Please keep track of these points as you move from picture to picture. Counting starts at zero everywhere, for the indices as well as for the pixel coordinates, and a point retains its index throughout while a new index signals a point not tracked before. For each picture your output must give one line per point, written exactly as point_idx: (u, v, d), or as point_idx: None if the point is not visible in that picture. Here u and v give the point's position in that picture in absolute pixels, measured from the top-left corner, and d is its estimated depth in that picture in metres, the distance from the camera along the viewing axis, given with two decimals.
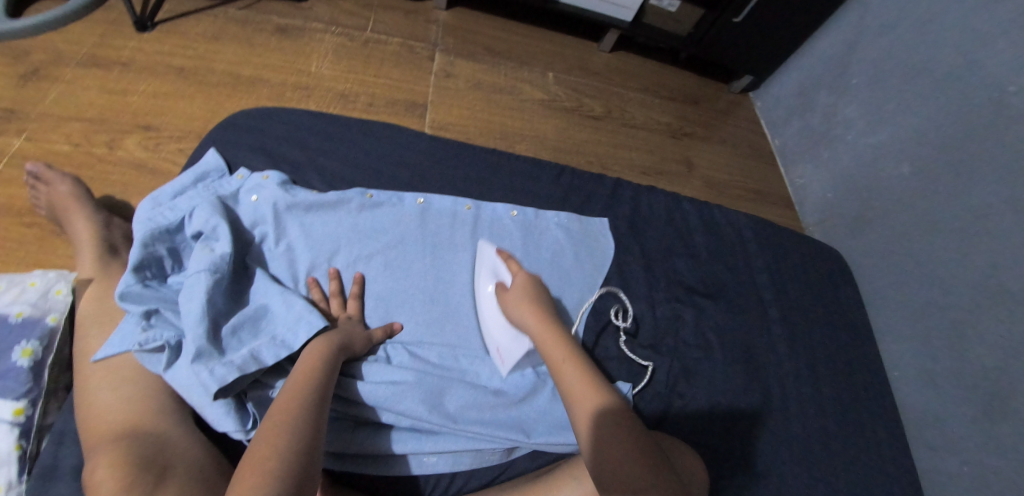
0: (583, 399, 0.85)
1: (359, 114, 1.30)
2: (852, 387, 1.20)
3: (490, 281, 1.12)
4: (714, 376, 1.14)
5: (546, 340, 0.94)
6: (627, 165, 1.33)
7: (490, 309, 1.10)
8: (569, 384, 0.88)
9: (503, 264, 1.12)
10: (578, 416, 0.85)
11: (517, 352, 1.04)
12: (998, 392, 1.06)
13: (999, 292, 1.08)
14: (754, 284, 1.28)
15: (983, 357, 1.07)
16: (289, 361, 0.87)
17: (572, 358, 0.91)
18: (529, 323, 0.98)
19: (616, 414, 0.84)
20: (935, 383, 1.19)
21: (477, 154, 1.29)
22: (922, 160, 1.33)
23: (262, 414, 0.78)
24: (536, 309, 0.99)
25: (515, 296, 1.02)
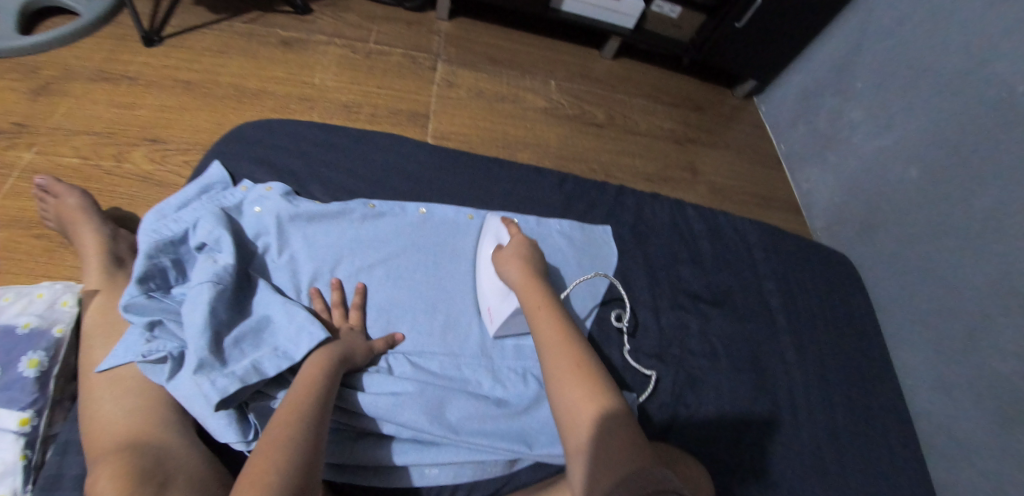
0: (557, 351, 0.59)
1: (217, 80, 0.97)
2: (872, 379, 0.87)
3: (492, 247, 0.78)
4: (711, 376, 0.82)
5: (525, 289, 0.67)
6: (545, 130, 1.12)
7: (488, 277, 0.76)
8: (547, 333, 0.61)
9: (505, 229, 0.77)
10: (551, 375, 0.59)
11: (499, 319, 0.73)
12: (948, 352, 0.84)
13: (976, 226, 0.83)
14: (743, 258, 0.94)
15: (939, 309, 0.87)
16: (110, 379, 0.61)
17: (549, 304, 0.64)
18: (513, 276, 0.69)
19: (586, 371, 0.58)
20: (928, 356, 0.87)
21: (359, 120, 0.99)
22: (817, 121, 1.20)
23: (58, 465, 0.59)
24: (519, 257, 0.71)
25: (506, 254, 0.72)
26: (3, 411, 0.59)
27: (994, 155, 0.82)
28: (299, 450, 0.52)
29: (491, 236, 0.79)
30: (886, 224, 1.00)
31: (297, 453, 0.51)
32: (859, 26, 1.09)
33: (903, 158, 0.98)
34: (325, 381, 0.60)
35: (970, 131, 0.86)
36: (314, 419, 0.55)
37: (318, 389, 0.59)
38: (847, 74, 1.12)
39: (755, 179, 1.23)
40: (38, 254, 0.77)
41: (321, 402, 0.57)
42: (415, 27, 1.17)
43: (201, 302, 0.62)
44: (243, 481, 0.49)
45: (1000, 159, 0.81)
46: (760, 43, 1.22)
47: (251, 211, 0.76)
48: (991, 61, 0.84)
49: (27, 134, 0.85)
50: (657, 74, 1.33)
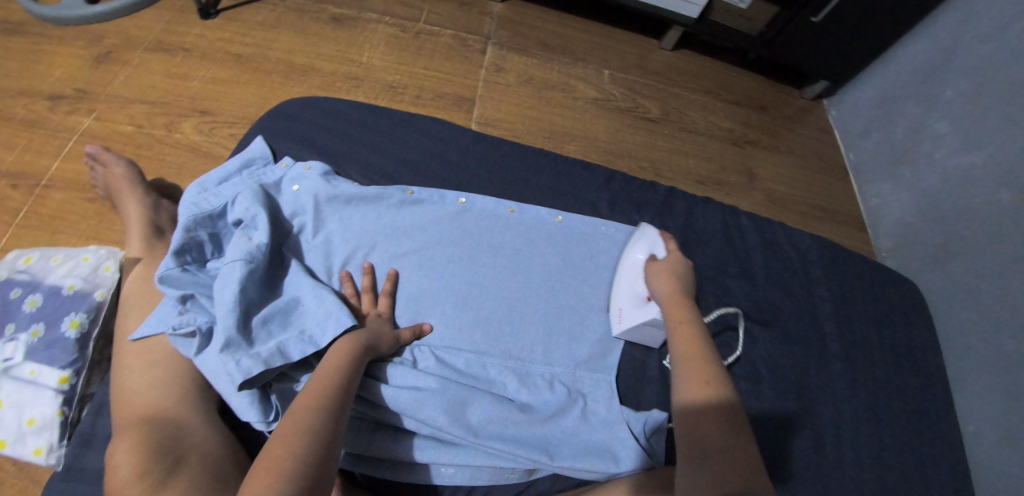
0: (689, 367, 0.58)
1: (268, 54, 0.97)
2: (931, 420, 0.80)
3: (638, 254, 0.75)
4: (748, 399, 0.77)
5: (670, 304, 0.66)
6: (594, 123, 1.07)
7: (630, 279, 0.75)
8: (684, 349, 0.60)
9: (662, 241, 0.74)
10: (680, 389, 0.57)
11: (629, 322, 0.73)
12: (1020, 399, 0.76)
13: None
14: (796, 275, 0.88)
15: (1013, 351, 0.78)
16: (141, 350, 0.62)
17: (692, 321, 0.63)
18: (661, 288, 0.68)
19: (715, 390, 0.56)
20: (997, 401, 0.79)
21: (404, 103, 0.97)
22: (894, 131, 1.10)
23: (92, 425, 0.62)
24: (671, 274, 0.70)
25: (659, 267, 0.71)
26: (46, 368, 0.62)
27: None
28: (316, 442, 0.51)
29: (645, 244, 0.76)
30: (964, 251, 0.90)
31: (312, 442, 0.50)
32: (952, 29, 0.98)
33: (991, 180, 0.88)
34: (352, 361, 0.60)
35: None
36: (333, 409, 0.54)
37: (339, 378, 0.57)
38: (934, 81, 1.01)
39: (819, 190, 1.15)
40: (91, 217, 0.80)
41: (341, 392, 0.56)
42: (468, 9, 1.13)
43: (233, 280, 0.63)
44: (258, 468, 0.48)
45: None
46: (835, 40, 1.13)
47: (289, 189, 0.75)
48: None
49: (88, 100, 0.88)
50: (719, 69, 1.25)
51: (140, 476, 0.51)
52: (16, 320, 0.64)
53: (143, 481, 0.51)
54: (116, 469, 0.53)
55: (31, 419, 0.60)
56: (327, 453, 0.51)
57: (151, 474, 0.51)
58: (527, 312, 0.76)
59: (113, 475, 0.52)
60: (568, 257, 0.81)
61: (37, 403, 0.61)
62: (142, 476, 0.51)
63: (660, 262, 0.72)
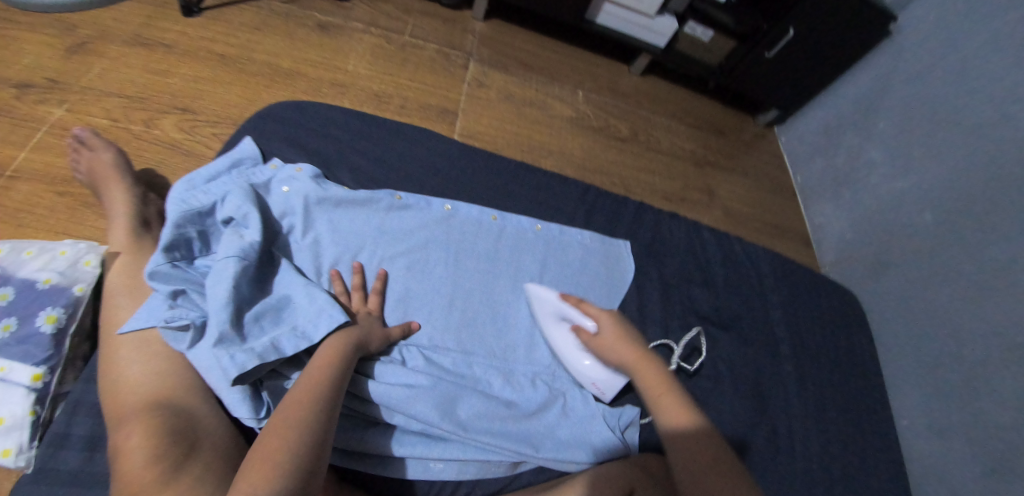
0: (691, 445, 0.61)
1: (252, 56, 0.97)
2: (870, 416, 0.88)
3: (559, 326, 0.75)
4: (712, 397, 0.83)
5: (643, 372, 0.67)
6: (569, 139, 1.12)
7: (576, 356, 0.74)
8: (677, 427, 0.63)
9: (572, 308, 0.74)
10: (689, 472, 0.60)
11: (609, 391, 0.73)
12: (944, 396, 0.86)
13: (977, 278, 0.85)
14: (754, 285, 0.96)
15: (937, 353, 0.89)
16: (136, 341, 0.61)
17: (672, 390, 0.66)
18: (621, 356, 0.69)
19: (720, 467, 0.60)
20: (925, 398, 0.88)
21: (388, 111, 0.99)
22: (835, 158, 1.22)
23: (66, 424, 0.60)
24: (620, 335, 0.70)
25: (605, 334, 0.71)
26: (18, 365, 0.59)
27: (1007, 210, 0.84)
28: (310, 433, 0.52)
29: (554, 313, 0.76)
30: (895, 265, 1.01)
31: (307, 433, 0.52)
32: (886, 70, 1.12)
33: (919, 203, 0.99)
34: (323, 393, 0.56)
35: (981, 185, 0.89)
36: (326, 403, 0.55)
37: (332, 373, 0.58)
38: (870, 115, 1.14)
39: (769, 208, 1.25)
40: (61, 210, 0.77)
41: (334, 386, 0.57)
42: (450, 25, 1.17)
43: (226, 276, 0.63)
44: (252, 461, 0.49)
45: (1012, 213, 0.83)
46: (785, 74, 1.24)
47: (279, 190, 0.75)
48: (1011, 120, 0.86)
49: (60, 91, 0.85)
50: (683, 95, 1.34)
51: (156, 459, 0.52)
52: None
53: (159, 463, 0.52)
54: (130, 452, 0.53)
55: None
56: (320, 445, 0.52)
57: (166, 459, 0.52)
58: (511, 316, 0.79)
59: (126, 459, 0.53)
60: (548, 265, 0.85)
61: (5, 402, 0.58)
62: (155, 460, 0.52)
63: (597, 331, 0.71)
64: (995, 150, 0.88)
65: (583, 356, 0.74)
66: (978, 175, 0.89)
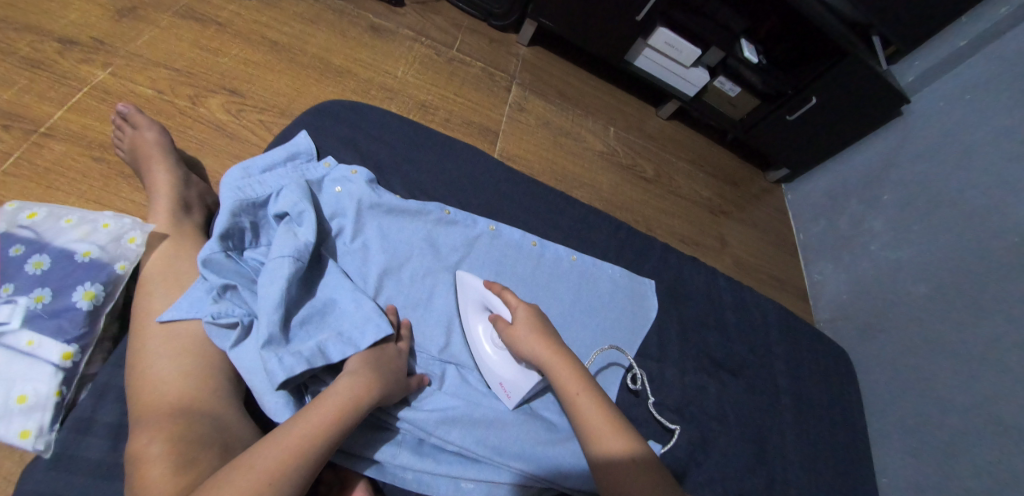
0: (612, 447, 0.58)
1: (304, 48, 0.96)
2: (853, 473, 0.90)
3: (481, 319, 0.71)
4: (719, 440, 0.84)
5: (559, 370, 0.62)
6: (597, 173, 1.15)
7: (493, 350, 0.70)
8: (598, 426, 0.59)
9: (496, 296, 0.70)
10: (610, 475, 0.57)
11: (517, 395, 0.68)
12: (924, 460, 0.88)
13: (965, 354, 0.88)
14: (762, 337, 0.97)
15: (919, 419, 0.91)
16: (168, 332, 0.57)
17: (588, 389, 0.62)
18: (537, 352, 0.64)
19: (642, 467, 0.58)
20: (906, 460, 0.90)
21: (433, 123, 1.00)
22: (839, 222, 1.26)
23: (92, 408, 0.56)
24: (535, 330, 0.65)
25: (520, 331, 0.66)
26: (48, 340, 0.56)
27: (995, 292, 0.87)
28: (291, 481, 0.49)
29: (478, 303, 0.72)
30: (886, 329, 1.04)
31: (290, 481, 0.49)
32: (894, 146, 1.17)
33: (912, 275, 1.02)
34: (333, 434, 0.52)
35: (970, 264, 0.92)
36: (327, 446, 0.52)
37: (360, 405, 0.55)
38: (876, 185, 1.18)
39: (774, 261, 1.27)
40: (95, 177, 0.74)
41: (350, 424, 0.54)
42: (495, 46, 1.20)
43: (280, 275, 0.60)
44: (224, 481, 0.48)
45: (998, 295, 0.86)
46: (801, 139, 1.29)
47: (331, 190, 0.74)
48: (1005, 210, 0.90)
49: (105, 53, 0.83)
50: (703, 144, 1.39)
51: (178, 470, 0.49)
52: (17, 281, 0.58)
53: (186, 475, 0.49)
54: (151, 462, 0.49)
55: (22, 397, 0.53)
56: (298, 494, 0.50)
57: (191, 475, 0.49)
58: None
59: (148, 468, 0.49)
60: (581, 296, 0.86)
61: (30, 378, 0.54)
62: (179, 471, 0.49)
63: (514, 323, 0.67)
64: (987, 235, 0.92)
65: (502, 351, 0.70)
66: (969, 256, 0.93)
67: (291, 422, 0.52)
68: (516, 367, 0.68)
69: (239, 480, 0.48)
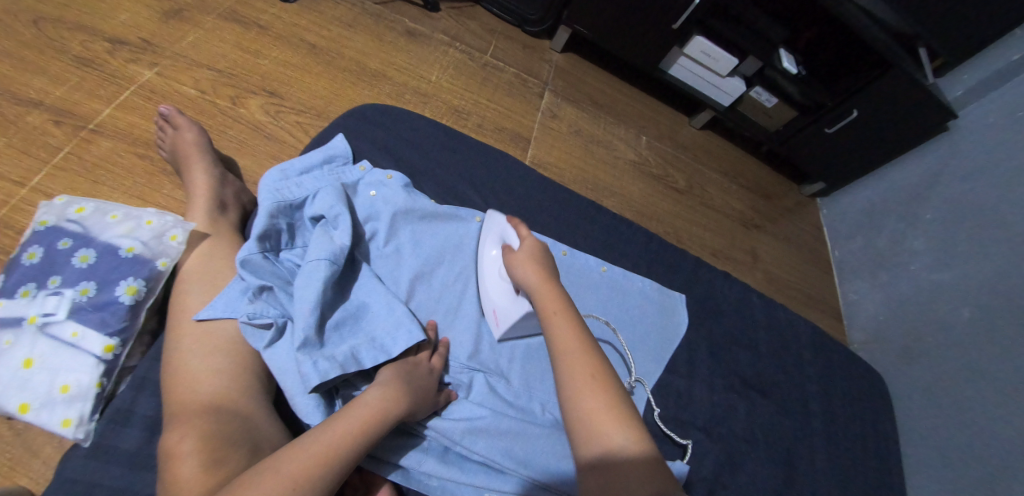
0: (576, 363, 0.58)
1: (342, 52, 0.97)
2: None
3: (495, 248, 0.73)
4: (746, 461, 0.82)
5: (543, 293, 0.64)
6: (628, 182, 1.13)
7: (495, 278, 0.72)
8: (566, 343, 0.59)
9: (512, 229, 0.73)
10: (571, 389, 0.57)
11: (507, 321, 0.69)
12: (962, 493, 0.84)
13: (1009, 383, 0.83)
14: (793, 356, 0.94)
15: (958, 450, 0.87)
16: (203, 332, 0.58)
17: (567, 312, 0.62)
18: (527, 276, 0.66)
19: (602, 388, 0.56)
20: (943, 491, 0.87)
21: (465, 128, 1.00)
22: (877, 239, 1.21)
23: (130, 400, 0.58)
24: (533, 257, 0.68)
25: (519, 256, 0.68)
26: (92, 333, 0.58)
27: None
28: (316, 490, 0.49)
29: (496, 236, 0.74)
30: (924, 353, 1.00)
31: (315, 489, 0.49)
32: (938, 163, 1.12)
33: (954, 298, 0.98)
34: (360, 446, 0.53)
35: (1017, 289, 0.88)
36: (352, 457, 0.52)
37: (389, 418, 0.55)
38: (918, 203, 1.14)
39: (806, 278, 1.24)
40: (139, 174, 0.76)
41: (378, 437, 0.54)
42: (529, 51, 1.20)
43: (316, 279, 0.61)
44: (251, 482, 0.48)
45: None
46: (840, 153, 1.25)
47: (366, 194, 0.74)
48: None
49: (152, 53, 0.86)
50: (736, 155, 1.37)
51: (208, 469, 0.50)
52: (64, 274, 0.60)
53: (215, 474, 0.49)
54: (183, 459, 0.50)
55: (65, 386, 0.55)
56: None
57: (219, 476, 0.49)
58: None
59: (179, 466, 0.50)
60: (610, 308, 0.86)
61: (74, 369, 0.56)
62: (209, 470, 0.50)
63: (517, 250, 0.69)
64: None
65: (504, 281, 0.71)
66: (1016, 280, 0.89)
67: (321, 428, 0.52)
68: (510, 294, 0.70)
69: (264, 483, 0.48)
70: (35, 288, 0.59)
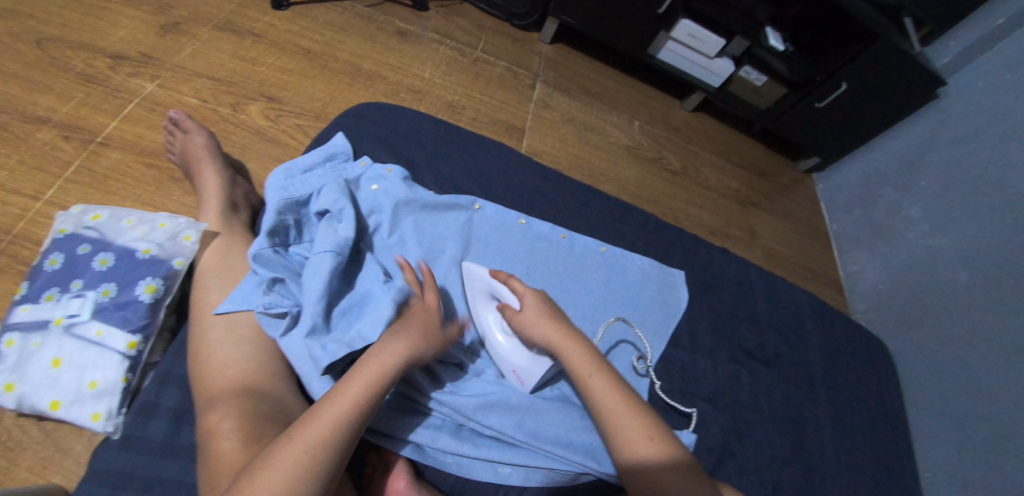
0: (627, 425, 0.61)
1: (336, 55, 1.00)
2: (891, 463, 0.88)
3: (491, 308, 0.72)
4: (753, 430, 0.84)
5: (569, 351, 0.65)
6: (623, 167, 1.16)
7: (505, 338, 0.70)
8: (610, 407, 0.62)
9: (503, 285, 0.71)
10: (625, 452, 0.61)
11: (531, 381, 0.69)
12: (968, 452, 0.86)
13: (1008, 342, 0.85)
14: (794, 325, 0.95)
15: (964, 411, 0.88)
16: (225, 323, 0.61)
17: (598, 369, 0.64)
18: (546, 335, 0.66)
19: (656, 445, 0.61)
20: (949, 452, 0.88)
21: (461, 122, 1.03)
22: (874, 210, 1.23)
23: (155, 394, 0.60)
24: (545, 315, 0.67)
25: (528, 317, 0.67)
26: (115, 330, 0.61)
27: None
28: (330, 449, 0.51)
29: (486, 294, 0.73)
30: (924, 318, 1.01)
31: (329, 449, 0.51)
32: (929, 130, 1.14)
33: (951, 263, 1.00)
34: (365, 401, 0.54)
35: (1012, 250, 0.90)
36: (360, 413, 0.54)
37: (390, 372, 0.57)
38: (913, 172, 1.15)
39: (805, 252, 1.26)
40: (148, 182, 0.79)
41: (381, 392, 0.56)
42: (519, 45, 1.23)
43: (323, 270, 0.63)
44: (272, 450, 0.51)
45: None
46: (831, 126, 1.27)
47: (368, 187, 0.77)
48: None
49: (152, 66, 0.89)
50: (730, 135, 1.38)
51: (243, 445, 0.53)
52: (85, 277, 0.63)
53: (250, 449, 0.53)
54: (221, 437, 0.53)
55: (93, 382, 0.59)
56: (338, 462, 0.52)
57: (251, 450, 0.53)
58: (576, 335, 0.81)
59: (217, 443, 0.53)
60: (610, 287, 0.88)
61: (100, 366, 0.60)
62: (244, 445, 0.53)
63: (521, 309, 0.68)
64: None
65: (512, 338, 0.70)
66: (1010, 241, 0.90)
67: (328, 394, 0.55)
68: (525, 353, 0.69)
69: (283, 450, 0.50)
70: (59, 293, 0.62)
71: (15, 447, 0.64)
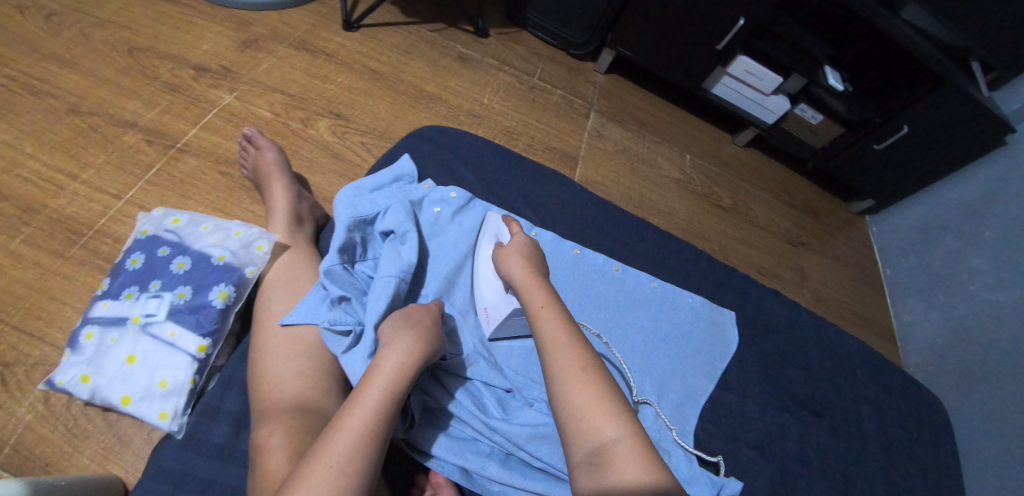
0: (568, 357, 0.58)
1: (401, 77, 1.04)
2: None
3: (491, 247, 0.75)
4: (800, 483, 0.80)
5: (529, 287, 0.65)
6: (672, 200, 1.15)
7: (488, 276, 0.73)
8: (555, 336, 0.60)
9: (506, 226, 0.75)
10: (560, 384, 0.57)
11: (495, 319, 0.69)
12: None
13: None
14: (847, 375, 0.92)
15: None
16: (287, 336, 0.63)
17: (553, 306, 0.63)
18: (515, 272, 0.67)
19: (592, 378, 0.57)
20: None
21: (516, 147, 1.05)
22: (931, 258, 1.18)
23: (219, 397, 0.62)
24: (523, 254, 0.69)
25: (507, 252, 0.70)
26: (188, 333, 0.63)
27: None
28: (362, 461, 0.51)
29: (491, 234, 0.76)
30: (986, 376, 0.96)
31: (361, 463, 0.51)
32: (994, 178, 1.09)
33: (1016, 319, 0.94)
34: (388, 408, 0.54)
35: None
36: (386, 421, 0.54)
37: (406, 378, 0.57)
38: (974, 219, 1.10)
39: (856, 297, 1.22)
40: (221, 189, 0.83)
41: (402, 398, 0.56)
42: (574, 73, 1.25)
43: (388, 291, 0.64)
44: (302, 467, 0.50)
45: None
46: (889, 168, 1.23)
47: (431, 210, 0.79)
48: None
49: (231, 79, 0.93)
50: (781, 173, 1.37)
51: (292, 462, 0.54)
52: (163, 279, 0.66)
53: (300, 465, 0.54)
54: (272, 453, 0.54)
55: (163, 382, 0.61)
56: (372, 474, 0.52)
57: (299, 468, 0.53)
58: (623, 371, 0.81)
59: (268, 459, 0.54)
60: (660, 323, 0.87)
61: (171, 366, 0.62)
62: (293, 462, 0.54)
63: (507, 245, 0.71)
64: None
65: (495, 279, 0.72)
66: None
67: (346, 402, 0.54)
68: (499, 292, 0.70)
69: (316, 467, 0.50)
70: (138, 291, 0.66)
71: (81, 435, 0.66)
